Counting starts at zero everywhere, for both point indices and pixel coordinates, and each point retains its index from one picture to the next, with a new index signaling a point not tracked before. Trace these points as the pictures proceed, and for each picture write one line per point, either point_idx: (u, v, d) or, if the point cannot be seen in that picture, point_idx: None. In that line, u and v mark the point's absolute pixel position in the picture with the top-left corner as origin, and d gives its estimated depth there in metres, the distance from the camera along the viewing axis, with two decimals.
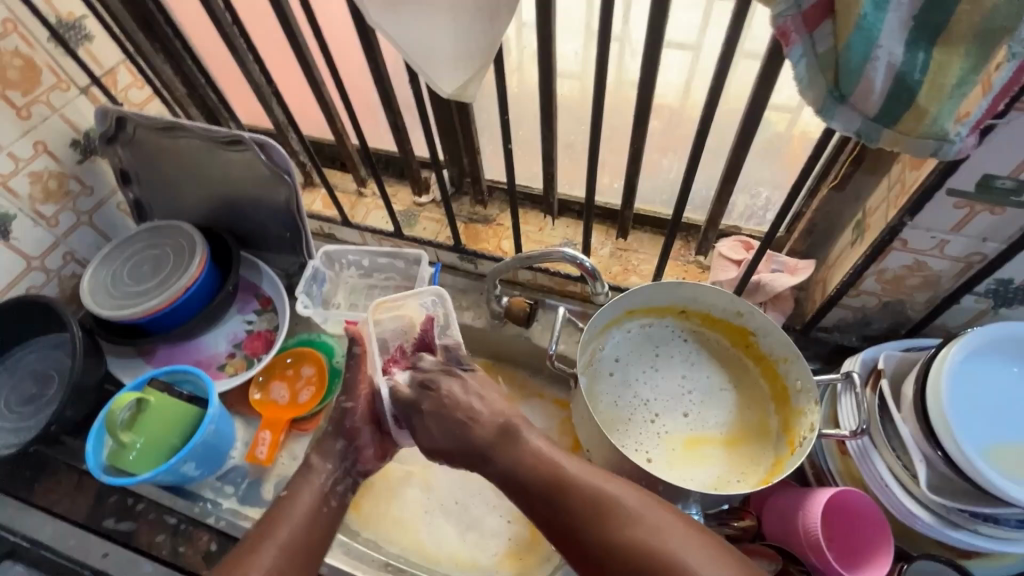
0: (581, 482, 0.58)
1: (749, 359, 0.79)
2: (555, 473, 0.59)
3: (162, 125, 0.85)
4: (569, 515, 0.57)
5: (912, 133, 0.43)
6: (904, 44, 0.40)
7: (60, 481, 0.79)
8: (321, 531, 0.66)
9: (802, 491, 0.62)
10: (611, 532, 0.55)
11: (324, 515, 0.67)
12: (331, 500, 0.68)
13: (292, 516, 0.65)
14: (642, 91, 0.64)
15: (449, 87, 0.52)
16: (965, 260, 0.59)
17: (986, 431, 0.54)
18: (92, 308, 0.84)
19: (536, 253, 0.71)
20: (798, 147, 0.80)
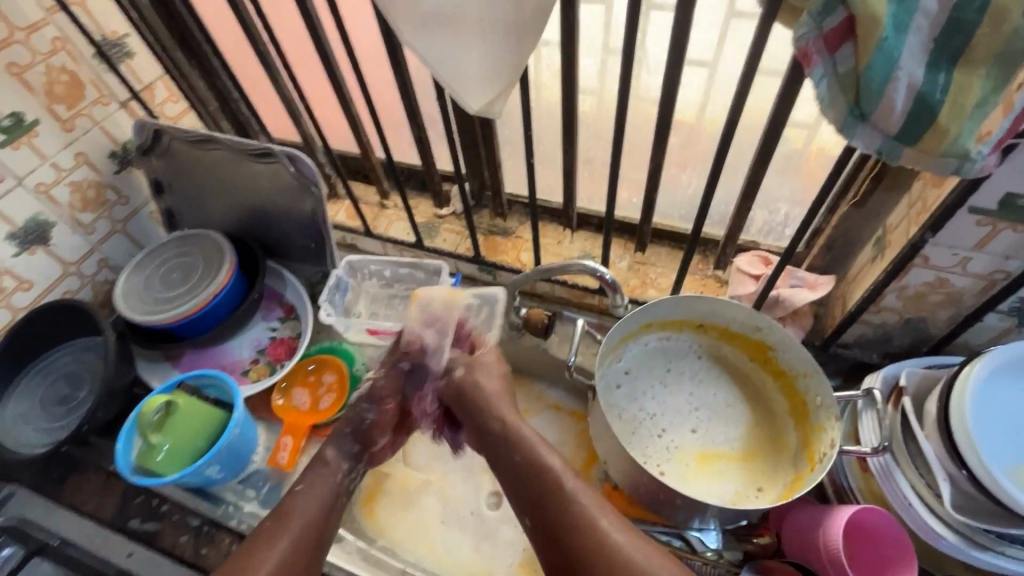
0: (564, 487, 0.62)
1: (766, 374, 0.79)
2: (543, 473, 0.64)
3: (197, 137, 0.89)
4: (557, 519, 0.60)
5: (934, 152, 0.44)
6: (924, 66, 0.41)
7: (89, 480, 0.81)
8: (328, 523, 0.68)
9: (822, 509, 0.62)
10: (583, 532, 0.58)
11: (333, 512, 0.69)
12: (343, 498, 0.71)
13: (298, 516, 0.66)
14: (663, 107, 0.65)
15: (475, 102, 0.54)
16: (987, 278, 0.59)
17: (1011, 450, 0.53)
18: (125, 312, 0.87)
19: (555, 266, 0.72)
20: None
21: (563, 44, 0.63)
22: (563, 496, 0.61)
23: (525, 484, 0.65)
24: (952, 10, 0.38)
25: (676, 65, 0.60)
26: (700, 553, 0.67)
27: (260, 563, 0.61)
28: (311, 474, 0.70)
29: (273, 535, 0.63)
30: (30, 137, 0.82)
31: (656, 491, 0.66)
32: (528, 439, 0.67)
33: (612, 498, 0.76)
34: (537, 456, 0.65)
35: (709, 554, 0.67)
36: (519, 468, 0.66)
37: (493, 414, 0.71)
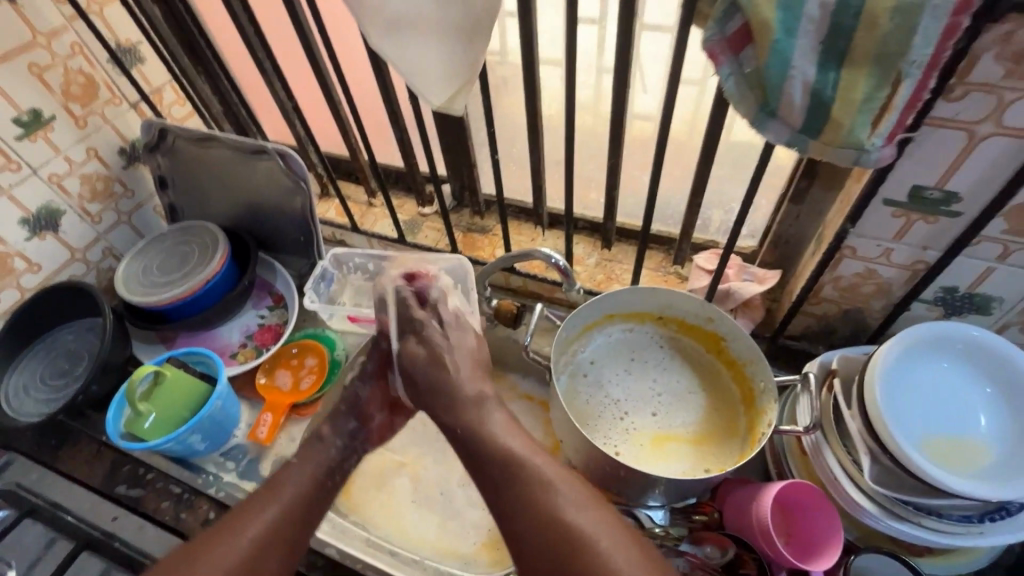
0: (519, 464, 0.61)
1: (721, 364, 0.83)
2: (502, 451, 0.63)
3: (197, 136, 0.96)
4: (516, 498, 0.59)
5: (833, 143, 0.50)
6: (815, 66, 0.46)
7: (81, 450, 0.87)
8: (317, 502, 0.68)
9: (757, 486, 0.66)
10: (534, 510, 0.57)
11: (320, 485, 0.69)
12: (335, 477, 0.71)
13: (285, 489, 0.66)
14: (614, 110, 0.72)
15: (437, 99, 0.61)
16: (911, 268, 0.63)
17: (925, 425, 0.56)
18: (124, 294, 0.93)
19: (518, 253, 0.78)
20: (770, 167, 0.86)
21: (523, 51, 0.70)
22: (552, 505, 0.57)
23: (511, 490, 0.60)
24: (832, 16, 0.43)
25: (621, 72, 0.67)
26: (647, 528, 0.70)
27: (249, 524, 0.62)
28: (306, 450, 0.71)
29: (262, 500, 0.65)
30: (46, 132, 0.90)
31: (606, 466, 0.70)
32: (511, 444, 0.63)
33: None
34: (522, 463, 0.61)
35: (656, 530, 0.70)
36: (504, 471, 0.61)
37: (448, 383, 0.71)
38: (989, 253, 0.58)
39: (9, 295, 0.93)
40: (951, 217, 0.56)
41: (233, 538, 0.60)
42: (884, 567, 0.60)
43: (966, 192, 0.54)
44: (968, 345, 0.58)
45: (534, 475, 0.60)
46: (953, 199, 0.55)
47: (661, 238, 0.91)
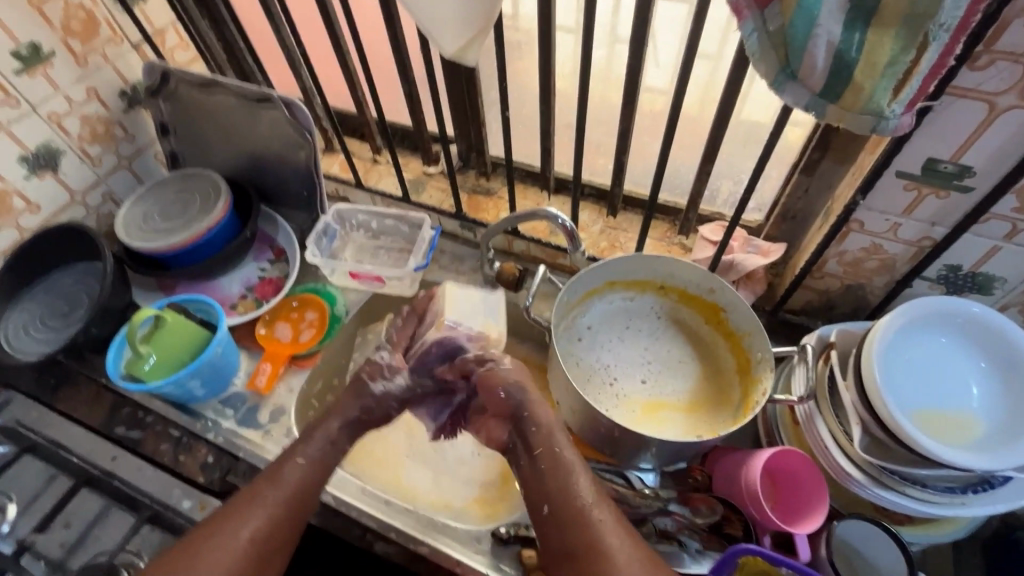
0: (571, 476, 0.60)
1: (719, 336, 0.83)
2: (554, 457, 0.62)
3: (201, 81, 0.95)
4: (559, 504, 0.59)
5: (852, 108, 0.49)
6: (842, 25, 0.45)
7: (81, 390, 0.87)
8: (313, 494, 0.65)
9: (748, 452, 0.67)
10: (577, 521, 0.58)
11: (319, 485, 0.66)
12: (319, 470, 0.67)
13: (281, 489, 0.63)
14: (631, 71, 0.70)
15: (448, 46, 0.59)
16: (917, 244, 0.63)
17: (917, 398, 0.57)
18: (124, 238, 0.93)
19: (523, 213, 0.77)
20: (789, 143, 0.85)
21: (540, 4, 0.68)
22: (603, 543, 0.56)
23: (564, 515, 0.58)
24: None
25: (641, 32, 0.65)
26: (637, 489, 0.71)
27: (245, 525, 0.59)
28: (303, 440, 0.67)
29: (261, 499, 0.61)
30: (45, 68, 0.88)
31: (601, 427, 0.71)
32: (578, 477, 0.60)
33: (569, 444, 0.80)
34: (582, 496, 0.59)
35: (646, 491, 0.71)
36: (562, 499, 0.59)
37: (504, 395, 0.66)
38: (996, 232, 0.58)
39: (8, 234, 0.92)
40: (963, 192, 0.56)
41: (229, 539, 0.58)
42: (867, 536, 0.61)
43: (980, 166, 0.53)
44: (969, 323, 0.58)
45: (576, 491, 0.59)
46: (966, 173, 0.54)
47: (667, 208, 0.90)
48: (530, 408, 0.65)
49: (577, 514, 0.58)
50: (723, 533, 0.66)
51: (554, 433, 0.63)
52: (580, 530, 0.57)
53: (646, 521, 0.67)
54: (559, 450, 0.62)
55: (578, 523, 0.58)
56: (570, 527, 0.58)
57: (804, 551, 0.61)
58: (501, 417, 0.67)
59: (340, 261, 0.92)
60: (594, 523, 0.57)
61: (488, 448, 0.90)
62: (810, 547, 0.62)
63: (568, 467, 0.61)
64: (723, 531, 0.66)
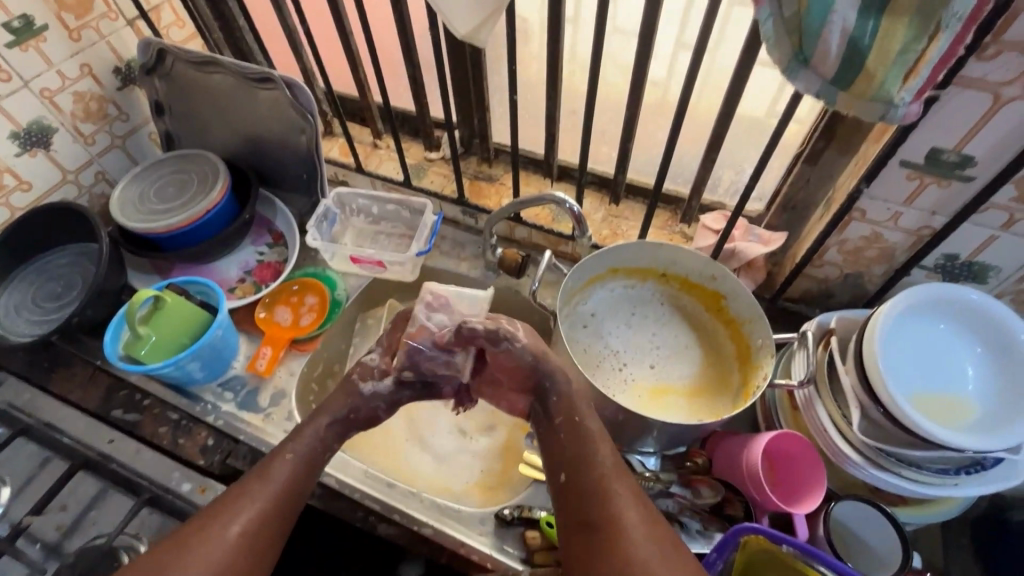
0: (588, 440, 0.62)
1: (720, 323, 0.85)
2: (573, 424, 0.64)
3: (199, 59, 0.94)
4: (577, 473, 0.61)
5: (862, 96, 0.50)
6: (856, 12, 0.46)
7: (75, 373, 0.86)
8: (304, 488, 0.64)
9: (748, 435, 0.68)
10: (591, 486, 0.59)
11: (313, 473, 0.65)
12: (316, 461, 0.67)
13: (270, 480, 0.62)
14: (638, 59, 0.71)
15: (452, 20, 0.58)
16: (916, 233, 0.65)
17: (915, 382, 0.59)
18: (119, 219, 0.91)
19: (528, 198, 0.77)
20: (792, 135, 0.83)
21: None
22: (616, 509, 0.56)
23: (584, 482, 0.59)
24: None
25: (651, 18, 0.66)
26: (638, 472, 0.72)
27: (236, 517, 0.58)
28: (296, 434, 0.67)
29: (251, 493, 0.60)
30: (38, 41, 0.85)
31: (605, 411, 0.72)
32: (595, 445, 0.62)
33: None
34: (601, 466, 0.60)
35: (647, 473, 0.72)
36: (582, 467, 0.60)
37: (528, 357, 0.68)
38: (995, 221, 0.59)
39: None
40: (964, 182, 0.58)
41: (218, 531, 0.57)
42: (866, 516, 0.63)
43: (982, 156, 0.55)
44: (966, 309, 0.60)
45: (593, 459, 0.60)
46: (968, 163, 0.56)
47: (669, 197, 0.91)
48: (554, 379, 0.67)
49: (596, 482, 0.59)
50: (723, 514, 0.68)
51: (578, 404, 0.65)
52: (595, 496, 0.58)
53: (649, 503, 0.69)
54: (581, 420, 0.64)
55: (596, 489, 0.58)
56: (586, 490, 0.59)
57: (802, 530, 0.63)
58: (525, 390, 0.70)
59: (341, 246, 0.92)
60: (608, 489, 0.58)
61: (488, 433, 0.91)
62: (808, 526, 0.63)
63: (586, 434, 0.63)
64: (723, 512, 0.68)
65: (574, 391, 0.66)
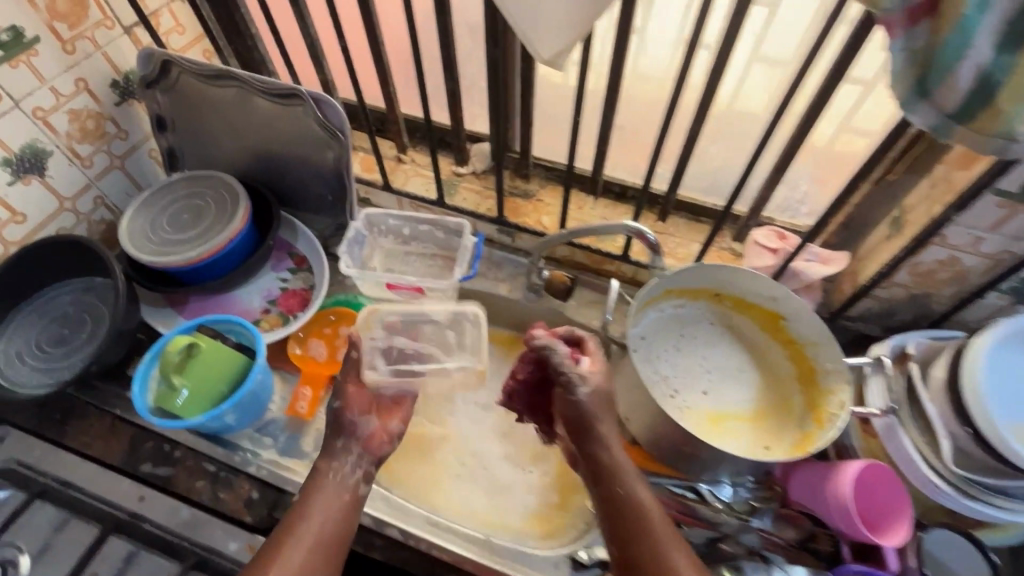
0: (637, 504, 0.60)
1: (777, 343, 0.82)
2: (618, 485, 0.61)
3: (211, 70, 0.85)
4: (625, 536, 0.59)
5: (983, 130, 0.48)
6: (993, 49, 0.43)
7: (92, 425, 0.78)
8: (345, 521, 0.63)
9: (829, 464, 0.67)
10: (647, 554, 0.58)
11: (349, 508, 0.64)
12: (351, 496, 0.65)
13: (306, 521, 0.61)
14: (709, 79, 0.67)
15: (534, 44, 0.54)
16: (995, 257, 0.64)
17: (1009, 412, 0.59)
18: (131, 251, 0.83)
19: (599, 226, 0.73)
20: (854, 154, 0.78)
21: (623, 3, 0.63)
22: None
23: (637, 548, 0.58)
24: None
25: (731, 37, 0.62)
26: (711, 503, 0.71)
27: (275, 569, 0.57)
28: (313, 474, 0.65)
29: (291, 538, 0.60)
30: (29, 56, 0.76)
31: (681, 445, 0.70)
32: (646, 509, 0.60)
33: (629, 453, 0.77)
34: (654, 530, 0.59)
35: (719, 505, 0.71)
36: (635, 535, 0.59)
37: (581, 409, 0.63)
38: None
39: None
40: None
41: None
42: (952, 544, 0.63)
43: None
44: None
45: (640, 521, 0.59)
46: None
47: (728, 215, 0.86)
48: (593, 431, 0.63)
49: (650, 548, 0.58)
50: (808, 547, 0.67)
51: (621, 460, 0.63)
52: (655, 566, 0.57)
53: (729, 537, 0.68)
54: (624, 476, 0.62)
55: (653, 555, 0.57)
56: (644, 559, 0.57)
57: (894, 562, 0.62)
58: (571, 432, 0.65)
59: (377, 274, 0.86)
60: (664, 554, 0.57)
61: (540, 462, 0.86)
62: (898, 556, 0.63)
63: (635, 499, 0.60)
64: (808, 545, 0.67)
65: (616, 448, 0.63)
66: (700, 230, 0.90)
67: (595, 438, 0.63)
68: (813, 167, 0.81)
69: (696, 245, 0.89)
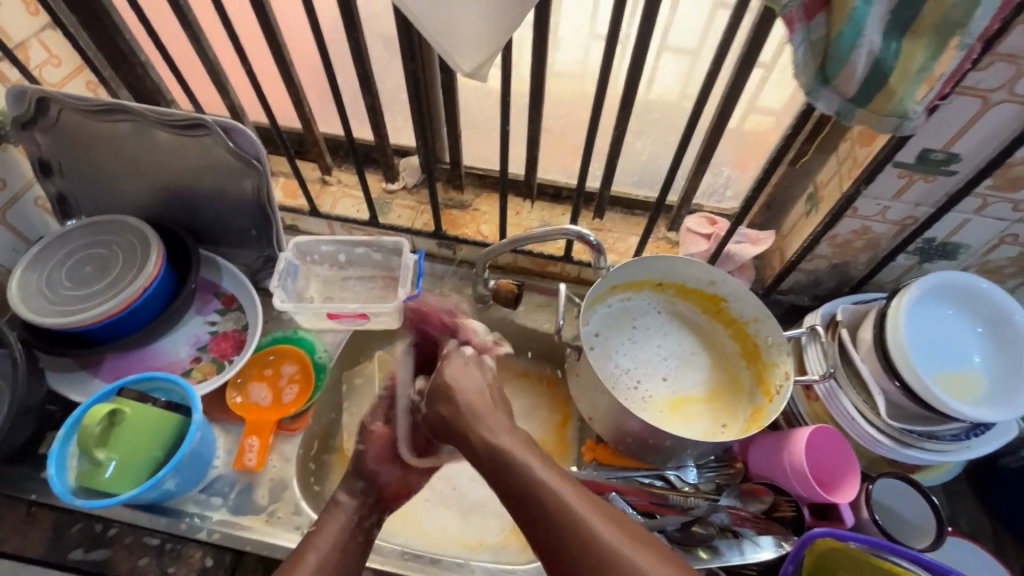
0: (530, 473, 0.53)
1: (720, 324, 0.84)
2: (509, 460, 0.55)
3: (94, 105, 0.74)
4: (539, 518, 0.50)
5: (880, 111, 0.51)
6: (881, 35, 0.47)
7: (3, 517, 0.69)
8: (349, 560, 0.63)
9: (782, 433, 0.71)
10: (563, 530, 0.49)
11: (350, 547, 0.64)
12: (359, 533, 0.66)
13: (323, 543, 0.62)
14: (629, 74, 0.67)
15: (451, 55, 0.52)
16: (901, 223, 0.70)
17: (927, 362, 0.66)
18: (29, 316, 0.74)
19: (540, 233, 0.73)
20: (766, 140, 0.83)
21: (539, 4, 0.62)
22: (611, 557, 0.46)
23: (544, 530, 0.50)
24: None
25: (646, 36, 0.63)
26: (678, 488, 0.74)
27: None
28: (323, 516, 0.66)
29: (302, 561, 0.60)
30: None
31: (644, 439, 0.71)
32: (543, 476, 0.53)
33: (596, 452, 0.80)
34: (555, 497, 0.51)
35: (687, 488, 0.75)
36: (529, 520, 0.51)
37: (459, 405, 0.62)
38: (970, 207, 0.66)
39: None
40: (947, 176, 0.63)
41: None
42: (897, 491, 0.69)
43: (967, 153, 0.60)
44: (957, 290, 0.67)
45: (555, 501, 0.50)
46: (953, 159, 0.61)
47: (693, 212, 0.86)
48: (449, 403, 0.62)
49: (562, 523, 0.49)
50: (774, 516, 0.70)
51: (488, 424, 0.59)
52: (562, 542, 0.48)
53: (701, 520, 0.69)
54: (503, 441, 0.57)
55: (538, 514, 0.50)
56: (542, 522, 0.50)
57: (849, 517, 0.67)
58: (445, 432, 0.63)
59: (315, 305, 0.81)
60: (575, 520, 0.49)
61: None
62: (852, 511, 0.68)
63: (522, 463, 0.54)
64: (773, 514, 0.70)
65: (474, 411, 0.61)
66: (636, 223, 0.93)
67: (445, 412, 0.62)
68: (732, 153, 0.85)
69: (634, 238, 0.92)
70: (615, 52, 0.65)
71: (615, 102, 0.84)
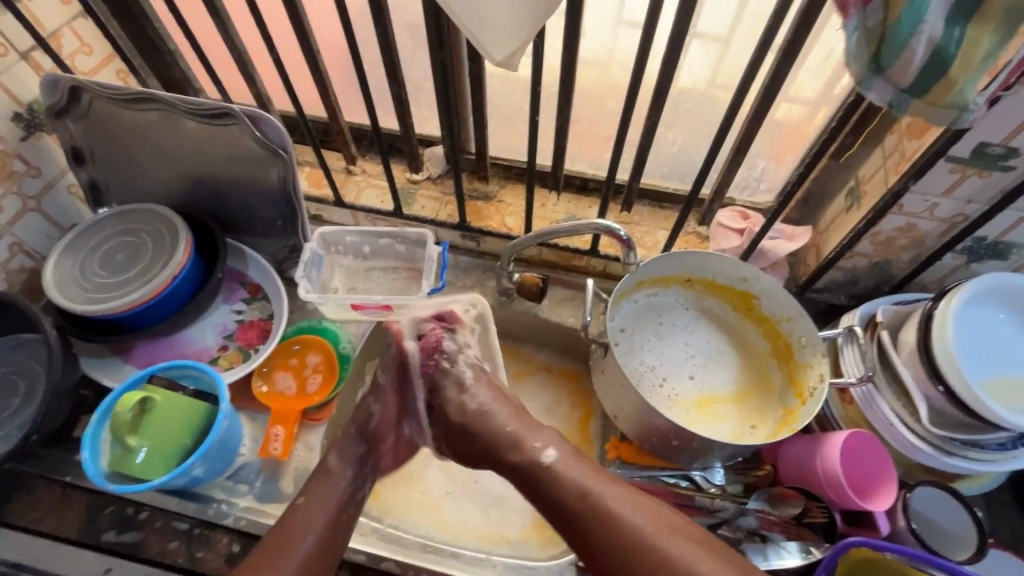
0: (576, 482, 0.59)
1: (750, 322, 0.82)
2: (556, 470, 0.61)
3: (125, 93, 0.75)
4: (589, 525, 0.57)
5: (938, 102, 0.48)
6: (943, 21, 0.44)
7: (40, 497, 0.72)
8: (337, 532, 0.63)
9: (815, 437, 0.69)
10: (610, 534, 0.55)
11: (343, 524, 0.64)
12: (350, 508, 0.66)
13: (311, 516, 0.62)
14: (663, 61, 0.65)
15: (482, 43, 0.50)
16: (949, 221, 0.67)
17: (974, 368, 0.63)
18: (64, 303, 0.75)
19: (567, 227, 0.71)
20: (802, 132, 0.80)
21: None
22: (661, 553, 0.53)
23: (589, 539, 0.56)
24: None
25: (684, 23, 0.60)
26: (705, 489, 0.72)
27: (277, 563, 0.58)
28: (309, 487, 0.65)
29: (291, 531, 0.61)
30: None
31: (671, 439, 0.69)
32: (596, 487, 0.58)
33: (620, 450, 0.79)
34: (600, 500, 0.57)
35: (714, 489, 0.73)
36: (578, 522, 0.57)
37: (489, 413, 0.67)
38: None
39: None
40: (1004, 172, 0.59)
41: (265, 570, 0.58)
42: (936, 499, 0.67)
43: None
44: (1007, 293, 0.64)
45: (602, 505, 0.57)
46: (1012, 155, 0.57)
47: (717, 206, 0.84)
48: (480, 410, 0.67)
49: (604, 531, 0.55)
50: (805, 522, 0.68)
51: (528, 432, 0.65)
52: (610, 556, 0.54)
53: (728, 523, 0.68)
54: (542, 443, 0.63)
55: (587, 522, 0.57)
56: (591, 526, 0.56)
57: (884, 526, 0.65)
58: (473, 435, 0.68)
59: (340, 296, 0.81)
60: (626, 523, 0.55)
61: None
62: (887, 518, 0.66)
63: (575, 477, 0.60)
64: (804, 520, 0.68)
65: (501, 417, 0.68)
66: (664, 217, 0.90)
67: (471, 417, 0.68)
68: (768, 145, 0.82)
69: (663, 232, 0.90)
70: (650, 40, 0.62)
71: (646, 90, 0.82)
